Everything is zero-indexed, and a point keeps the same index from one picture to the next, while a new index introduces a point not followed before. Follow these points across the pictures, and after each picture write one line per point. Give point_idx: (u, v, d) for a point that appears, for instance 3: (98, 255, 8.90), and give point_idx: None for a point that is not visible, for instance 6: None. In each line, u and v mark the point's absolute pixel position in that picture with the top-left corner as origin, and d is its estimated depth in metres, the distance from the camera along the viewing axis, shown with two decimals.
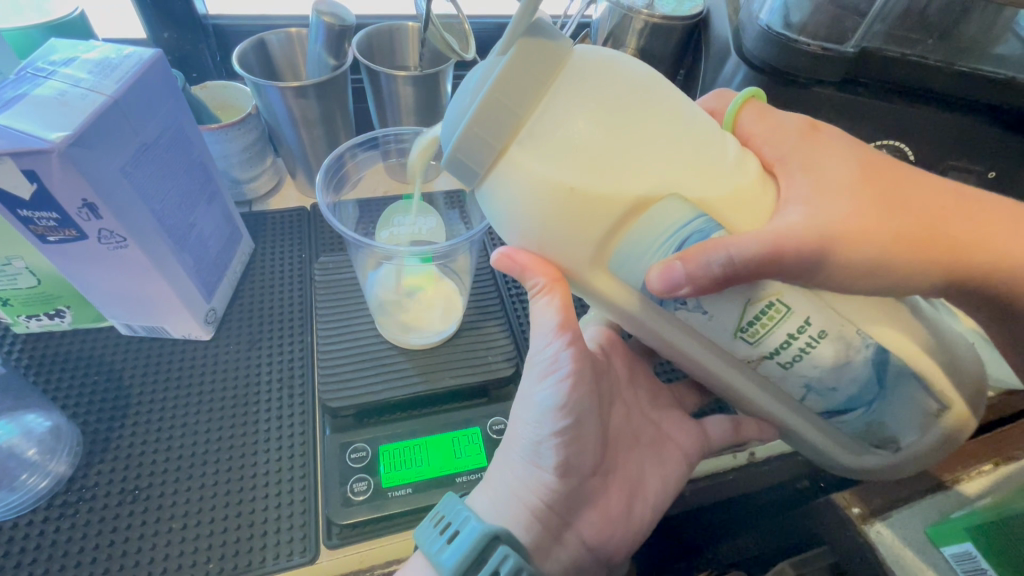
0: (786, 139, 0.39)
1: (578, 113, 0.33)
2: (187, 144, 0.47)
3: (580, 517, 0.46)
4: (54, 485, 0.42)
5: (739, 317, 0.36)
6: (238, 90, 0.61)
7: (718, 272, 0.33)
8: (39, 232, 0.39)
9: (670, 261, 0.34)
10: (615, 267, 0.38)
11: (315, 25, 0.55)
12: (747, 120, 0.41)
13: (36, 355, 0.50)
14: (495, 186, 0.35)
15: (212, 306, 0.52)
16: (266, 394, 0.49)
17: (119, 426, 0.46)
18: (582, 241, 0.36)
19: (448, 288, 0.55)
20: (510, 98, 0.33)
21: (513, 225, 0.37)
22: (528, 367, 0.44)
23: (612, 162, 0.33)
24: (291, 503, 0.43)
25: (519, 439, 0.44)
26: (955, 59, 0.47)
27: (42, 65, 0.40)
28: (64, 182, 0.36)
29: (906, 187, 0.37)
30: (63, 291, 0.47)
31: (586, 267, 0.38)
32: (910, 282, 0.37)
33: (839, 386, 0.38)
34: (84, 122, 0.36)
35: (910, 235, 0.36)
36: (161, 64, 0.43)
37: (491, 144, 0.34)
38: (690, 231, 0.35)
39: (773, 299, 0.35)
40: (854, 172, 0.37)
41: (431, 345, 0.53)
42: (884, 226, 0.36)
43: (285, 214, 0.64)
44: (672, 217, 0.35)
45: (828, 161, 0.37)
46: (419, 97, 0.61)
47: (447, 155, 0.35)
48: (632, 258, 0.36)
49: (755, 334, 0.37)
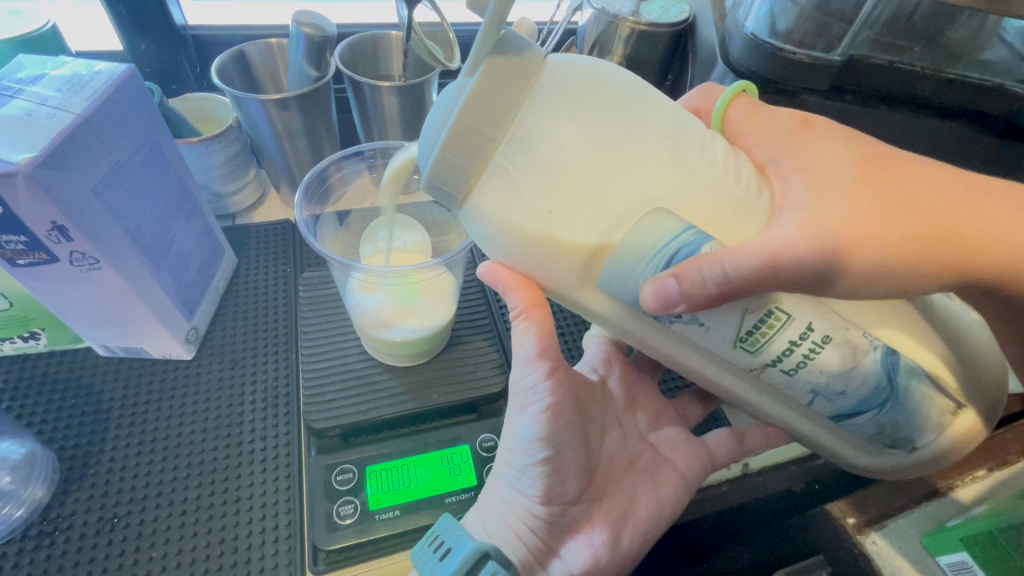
0: (773, 139, 0.38)
1: (552, 136, 0.33)
2: (163, 161, 0.46)
3: (568, 526, 0.46)
4: (31, 514, 0.41)
5: (738, 328, 0.36)
6: (219, 103, 0.60)
7: (712, 290, 0.32)
8: (8, 255, 0.38)
9: (664, 277, 0.33)
10: (603, 285, 0.36)
11: (297, 36, 0.54)
12: (734, 117, 0.41)
13: (11, 379, 0.48)
14: (476, 206, 0.35)
15: (194, 324, 0.51)
16: (251, 414, 0.48)
17: (98, 452, 0.44)
18: (566, 258, 0.35)
19: (445, 299, 0.52)
20: (483, 118, 0.32)
21: (500, 241, 0.36)
22: (510, 396, 0.44)
23: (586, 178, 0.33)
24: (277, 528, 0.42)
25: (503, 467, 0.44)
26: (943, 65, 0.47)
27: (7, 83, 0.39)
28: (31, 205, 0.35)
29: (913, 183, 0.35)
30: (37, 313, 0.46)
31: (573, 285, 0.37)
32: (913, 285, 0.35)
33: (848, 389, 0.37)
34: (51, 143, 0.35)
35: (920, 237, 0.34)
36: (134, 79, 0.42)
37: (469, 172, 0.33)
38: (679, 246, 0.33)
39: (772, 308, 0.35)
40: (855, 168, 0.35)
41: (396, 337, 0.49)
42: (890, 227, 0.33)
43: (269, 228, 0.63)
44: (659, 233, 0.33)
45: (827, 158, 0.35)
46: (405, 107, 0.60)
47: (425, 178, 0.34)
48: (620, 277, 0.35)
49: (755, 342, 0.36)
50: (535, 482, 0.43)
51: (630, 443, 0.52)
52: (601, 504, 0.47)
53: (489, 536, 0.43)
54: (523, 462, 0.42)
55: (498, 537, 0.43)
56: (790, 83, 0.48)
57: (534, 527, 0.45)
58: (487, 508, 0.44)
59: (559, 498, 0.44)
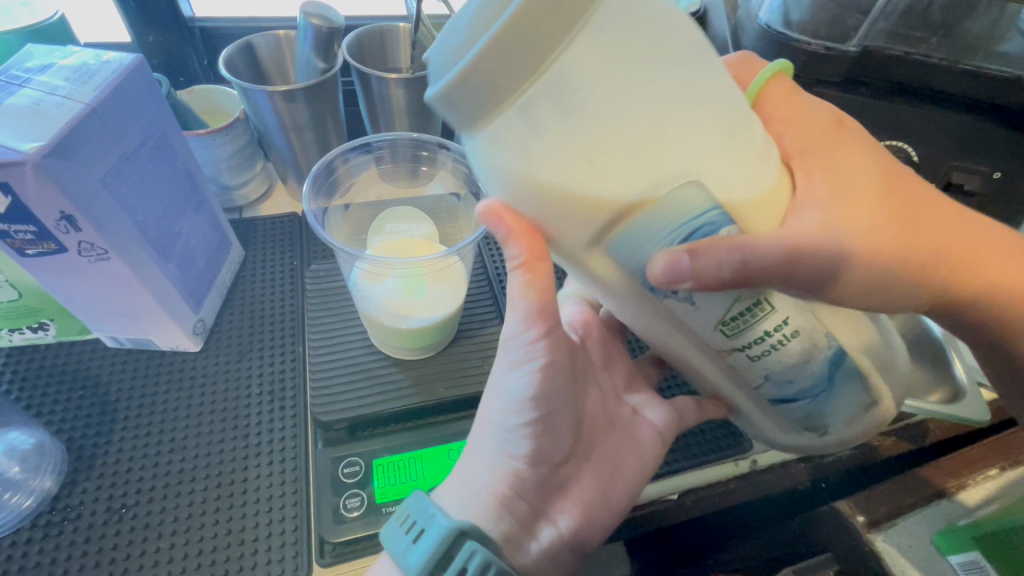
0: (805, 132, 0.36)
1: (613, 65, 0.26)
2: (171, 153, 0.46)
3: (557, 490, 0.45)
4: (39, 504, 0.41)
5: (724, 312, 0.33)
6: (225, 95, 0.60)
7: (726, 273, 0.30)
8: (17, 245, 0.38)
9: (677, 252, 0.30)
10: (615, 249, 0.31)
11: (304, 27, 0.54)
12: (772, 96, 0.38)
13: (20, 371, 0.48)
14: (496, 142, 0.28)
15: (201, 317, 0.50)
16: (257, 406, 0.48)
17: (105, 442, 0.45)
18: (583, 218, 0.30)
19: (453, 285, 0.52)
20: (541, 27, 0.24)
21: (514, 180, 0.29)
22: (498, 350, 0.41)
23: (636, 122, 0.27)
24: (283, 520, 0.42)
25: (490, 426, 0.43)
26: (958, 58, 0.46)
27: (16, 73, 0.38)
28: (40, 194, 0.35)
29: (919, 203, 0.36)
30: (46, 304, 0.46)
31: (581, 244, 0.32)
32: (901, 302, 0.36)
33: (797, 379, 0.35)
34: (60, 133, 0.35)
35: (917, 256, 0.35)
36: (142, 70, 0.42)
37: (499, 100, 0.26)
38: (702, 222, 0.30)
39: (762, 298, 0.32)
40: (875, 183, 0.35)
41: (405, 324, 0.48)
42: (894, 242, 0.34)
43: (276, 221, 0.63)
44: (688, 207, 0.29)
45: (847, 165, 0.35)
46: (412, 100, 0.60)
47: (442, 85, 0.26)
48: (632, 244, 0.31)
49: (735, 326, 0.33)
50: (523, 444, 0.42)
51: (608, 402, 0.50)
52: (594, 470, 0.47)
53: (466, 514, 0.41)
54: (513, 423, 0.41)
55: (479, 509, 0.42)
56: (804, 74, 0.48)
57: (536, 521, 0.44)
58: (467, 474, 0.43)
59: (549, 458, 0.44)
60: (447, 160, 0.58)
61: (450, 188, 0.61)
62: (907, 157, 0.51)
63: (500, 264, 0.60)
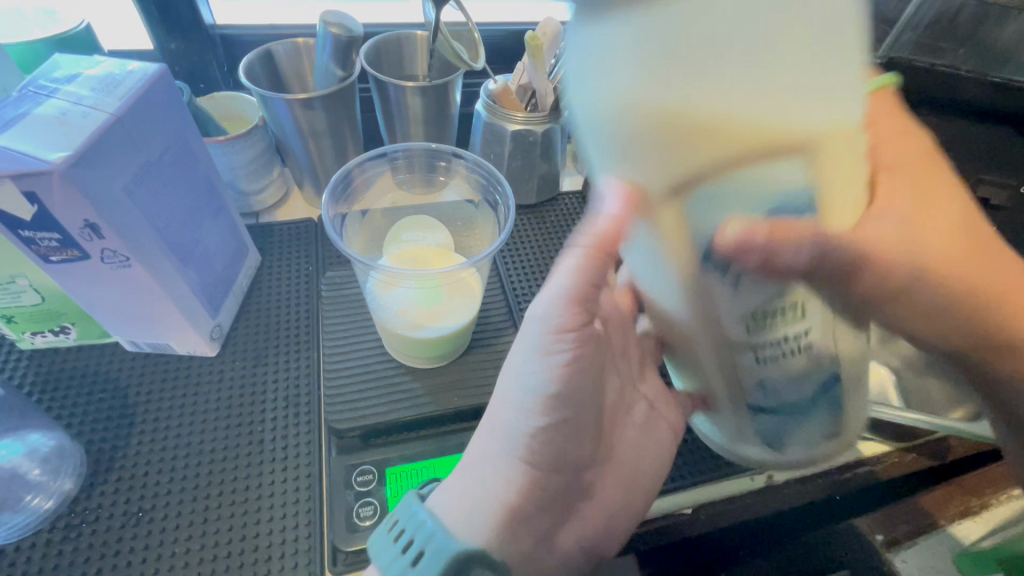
0: (902, 147, 0.38)
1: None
2: (192, 160, 0.46)
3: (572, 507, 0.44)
4: (59, 506, 0.42)
5: (762, 302, 0.30)
6: (245, 102, 0.61)
7: (802, 260, 0.29)
8: (42, 252, 0.39)
9: (758, 225, 0.27)
10: (692, 206, 0.27)
11: (323, 36, 0.54)
12: (881, 103, 0.39)
13: (41, 373, 0.49)
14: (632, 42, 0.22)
15: (218, 322, 0.51)
16: (272, 412, 0.48)
17: (124, 446, 0.45)
18: (683, 165, 0.25)
19: (467, 297, 0.52)
20: None
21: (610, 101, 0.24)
22: (522, 337, 0.41)
23: (789, 73, 0.23)
24: (296, 526, 0.42)
25: (505, 422, 0.40)
26: (988, 69, 0.46)
27: (44, 83, 0.39)
28: (64, 202, 0.35)
29: (989, 250, 0.38)
30: (67, 308, 0.47)
31: (657, 193, 0.26)
32: (933, 326, 0.39)
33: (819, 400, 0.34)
34: (85, 143, 0.35)
35: (968, 296, 0.37)
36: (166, 79, 0.43)
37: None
38: (788, 201, 0.27)
39: (799, 301, 0.31)
40: (945, 226, 0.37)
41: (418, 336, 0.48)
42: (950, 277, 0.37)
43: (292, 227, 0.63)
44: (788, 180, 0.26)
45: (937, 194, 0.36)
46: (428, 107, 0.60)
47: None
48: (714, 207, 0.27)
49: (763, 320, 0.31)
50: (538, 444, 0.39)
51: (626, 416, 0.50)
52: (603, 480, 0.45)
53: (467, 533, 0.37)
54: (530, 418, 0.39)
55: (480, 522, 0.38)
56: None
57: None
58: (471, 479, 0.40)
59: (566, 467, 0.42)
60: (462, 168, 0.59)
61: (467, 195, 0.61)
62: None
63: (515, 273, 0.60)
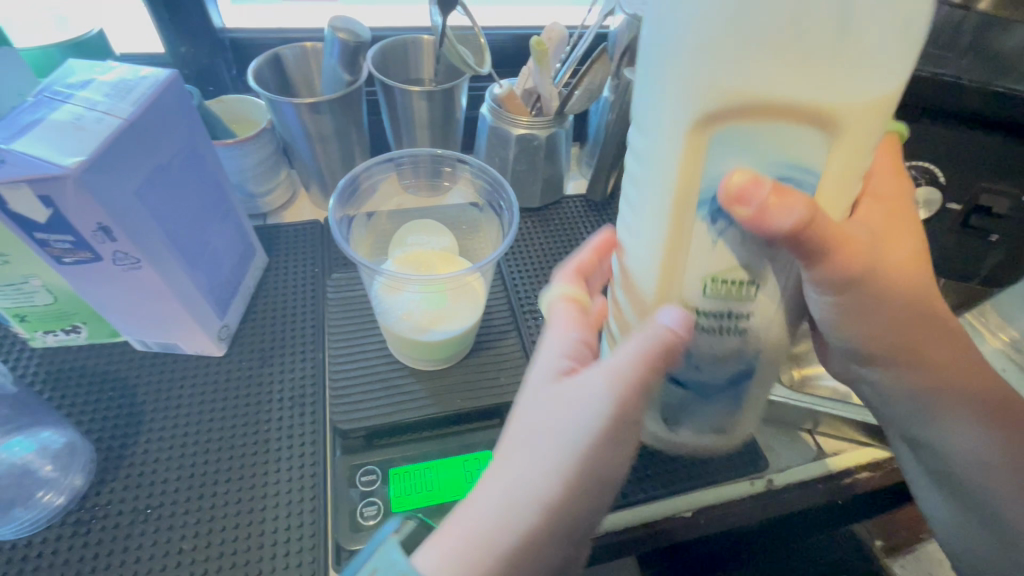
0: (893, 183, 0.38)
1: None
2: (201, 162, 0.47)
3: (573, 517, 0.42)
4: (69, 502, 0.42)
5: (721, 267, 0.32)
6: (253, 105, 0.61)
7: (791, 226, 0.28)
8: (55, 253, 0.39)
9: (763, 181, 0.28)
10: (713, 139, 0.28)
11: (330, 41, 0.55)
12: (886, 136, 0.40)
13: (52, 371, 0.50)
14: None
15: (226, 323, 0.52)
16: (278, 412, 0.49)
17: (132, 444, 0.46)
18: (710, 91, 0.26)
19: (471, 301, 0.53)
20: None
21: (680, 25, 0.26)
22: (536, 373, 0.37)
23: (835, 42, 0.24)
24: (301, 525, 0.42)
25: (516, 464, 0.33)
26: (991, 79, 0.45)
27: (60, 88, 0.40)
28: (78, 205, 0.36)
29: (938, 301, 0.39)
30: (78, 308, 0.48)
31: (684, 113, 0.27)
32: (867, 360, 0.40)
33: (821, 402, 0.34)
34: (98, 148, 0.36)
35: (911, 336, 0.38)
36: (177, 84, 0.44)
37: None
38: (791, 174, 0.29)
39: (757, 282, 0.33)
40: (911, 261, 0.37)
41: (422, 338, 0.49)
42: (899, 315, 0.37)
43: (298, 228, 0.64)
44: (795, 149, 0.28)
45: (906, 234, 0.37)
46: (433, 111, 0.61)
47: None
48: (724, 149, 0.28)
49: (717, 285, 0.33)
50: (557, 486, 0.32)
51: None
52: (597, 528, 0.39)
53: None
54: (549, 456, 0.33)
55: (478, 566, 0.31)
56: None
57: None
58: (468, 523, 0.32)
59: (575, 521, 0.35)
60: (466, 173, 0.59)
61: (471, 199, 0.62)
62: (933, 178, 0.51)
63: (519, 275, 0.61)
